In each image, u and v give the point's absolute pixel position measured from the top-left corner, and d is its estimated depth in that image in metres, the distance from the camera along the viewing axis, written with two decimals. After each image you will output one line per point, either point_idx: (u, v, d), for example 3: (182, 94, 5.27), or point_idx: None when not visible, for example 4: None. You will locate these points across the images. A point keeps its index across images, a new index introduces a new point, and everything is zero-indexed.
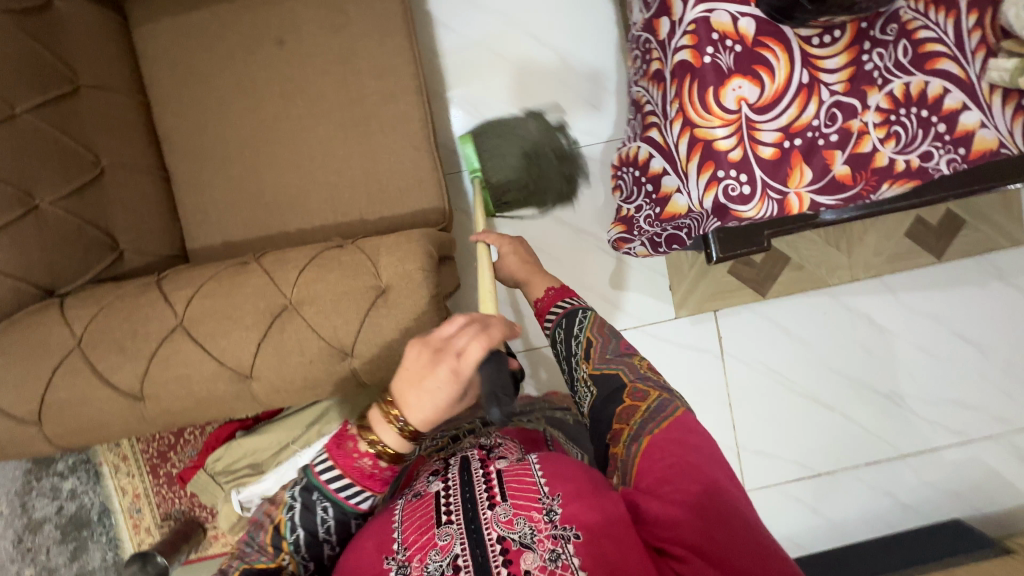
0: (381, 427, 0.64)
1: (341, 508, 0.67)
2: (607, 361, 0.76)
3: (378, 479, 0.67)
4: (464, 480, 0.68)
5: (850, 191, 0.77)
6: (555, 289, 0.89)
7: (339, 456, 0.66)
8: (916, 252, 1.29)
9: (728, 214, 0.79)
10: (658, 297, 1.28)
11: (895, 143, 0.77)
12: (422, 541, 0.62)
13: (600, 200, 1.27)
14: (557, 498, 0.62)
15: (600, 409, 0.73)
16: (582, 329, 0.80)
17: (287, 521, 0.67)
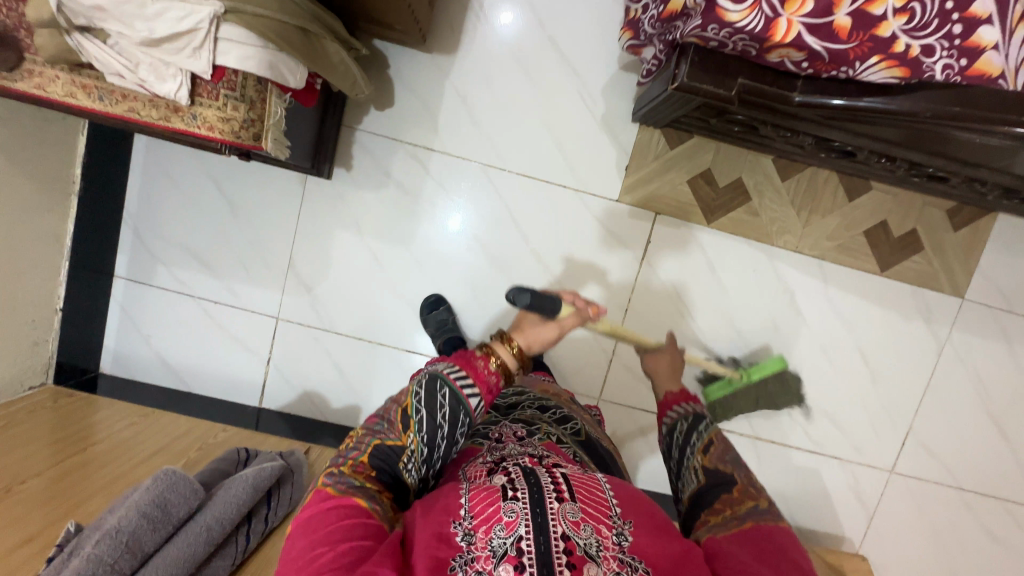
0: (500, 347, 0.72)
1: (461, 407, 0.67)
2: (723, 458, 0.74)
3: (486, 384, 0.70)
4: (529, 472, 0.61)
5: (838, 46, 0.71)
6: (676, 395, 0.88)
7: (466, 365, 0.70)
8: (864, 253, 1.26)
9: (712, 12, 0.71)
10: (610, 172, 1.22)
11: (906, 21, 0.69)
12: (488, 512, 0.56)
13: (603, 45, 1.17)
14: (629, 523, 0.59)
15: (702, 497, 0.70)
16: (708, 429, 0.79)
17: (415, 406, 0.67)
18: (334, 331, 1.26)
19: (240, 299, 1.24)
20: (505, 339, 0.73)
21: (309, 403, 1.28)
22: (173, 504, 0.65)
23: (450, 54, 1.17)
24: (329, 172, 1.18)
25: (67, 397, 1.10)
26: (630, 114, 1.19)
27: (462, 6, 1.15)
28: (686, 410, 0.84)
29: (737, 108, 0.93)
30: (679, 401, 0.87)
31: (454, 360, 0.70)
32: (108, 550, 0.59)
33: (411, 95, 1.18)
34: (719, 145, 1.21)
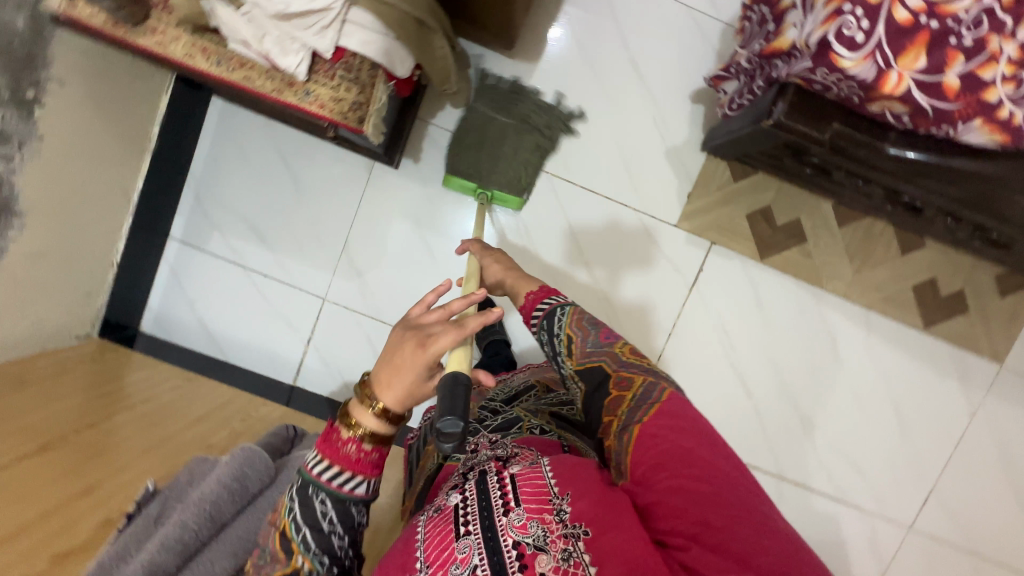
0: (362, 414, 0.56)
1: (347, 500, 0.56)
2: (588, 354, 0.65)
3: (366, 465, 0.56)
4: (480, 488, 0.59)
5: (945, 105, 0.73)
6: (544, 288, 0.75)
7: (327, 448, 0.57)
8: (910, 308, 1.27)
9: (825, 56, 0.73)
10: (672, 197, 1.23)
11: (1014, 89, 0.72)
12: (443, 556, 0.55)
13: (683, 73, 1.19)
14: (567, 496, 0.54)
15: (590, 406, 0.63)
16: (563, 325, 0.68)
17: (291, 522, 0.56)
18: (378, 319, 1.26)
19: (290, 276, 1.24)
20: (364, 397, 0.56)
21: (343, 388, 1.27)
22: (249, 479, 0.64)
23: (532, 62, 1.18)
24: (397, 162, 1.19)
25: (112, 352, 1.09)
26: (699, 144, 1.20)
27: (550, 18, 1.17)
28: (545, 308, 0.71)
29: (823, 153, 0.93)
30: (541, 299, 0.73)
31: (316, 451, 0.57)
32: (190, 520, 0.58)
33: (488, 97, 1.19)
34: (782, 184, 1.22)
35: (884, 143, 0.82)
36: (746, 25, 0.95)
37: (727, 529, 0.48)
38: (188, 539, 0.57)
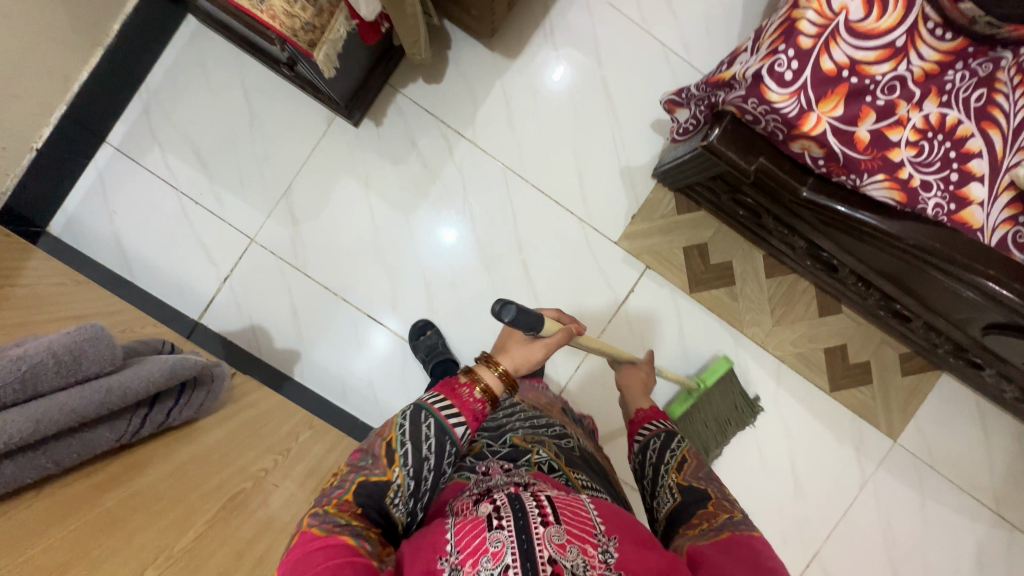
0: (484, 370, 0.71)
1: (448, 436, 0.65)
2: (699, 478, 0.72)
3: (471, 411, 0.68)
4: (514, 497, 0.54)
5: (854, 155, 0.79)
6: (651, 410, 0.89)
7: (450, 394, 0.68)
8: (820, 369, 1.32)
9: (757, 87, 0.79)
10: (617, 214, 1.27)
11: (914, 154, 0.79)
12: (475, 547, 0.50)
13: (648, 101, 1.26)
14: (614, 539, 0.52)
15: (678, 513, 0.67)
16: (680, 448, 0.78)
17: (398, 437, 0.64)
18: (302, 272, 1.22)
19: (223, 208, 1.20)
20: (487, 360, 0.73)
21: (249, 334, 1.21)
22: (88, 354, 0.59)
23: (510, 58, 1.23)
24: (358, 120, 1.20)
25: (5, 235, 1.01)
26: (651, 170, 1.26)
27: (535, 23, 1.23)
28: (655, 428, 0.84)
29: (753, 189, 1.00)
30: (650, 419, 0.87)
31: (436, 389, 0.69)
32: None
33: (462, 80, 1.22)
34: (722, 225, 1.28)
35: (796, 186, 0.86)
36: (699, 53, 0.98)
37: None
38: None
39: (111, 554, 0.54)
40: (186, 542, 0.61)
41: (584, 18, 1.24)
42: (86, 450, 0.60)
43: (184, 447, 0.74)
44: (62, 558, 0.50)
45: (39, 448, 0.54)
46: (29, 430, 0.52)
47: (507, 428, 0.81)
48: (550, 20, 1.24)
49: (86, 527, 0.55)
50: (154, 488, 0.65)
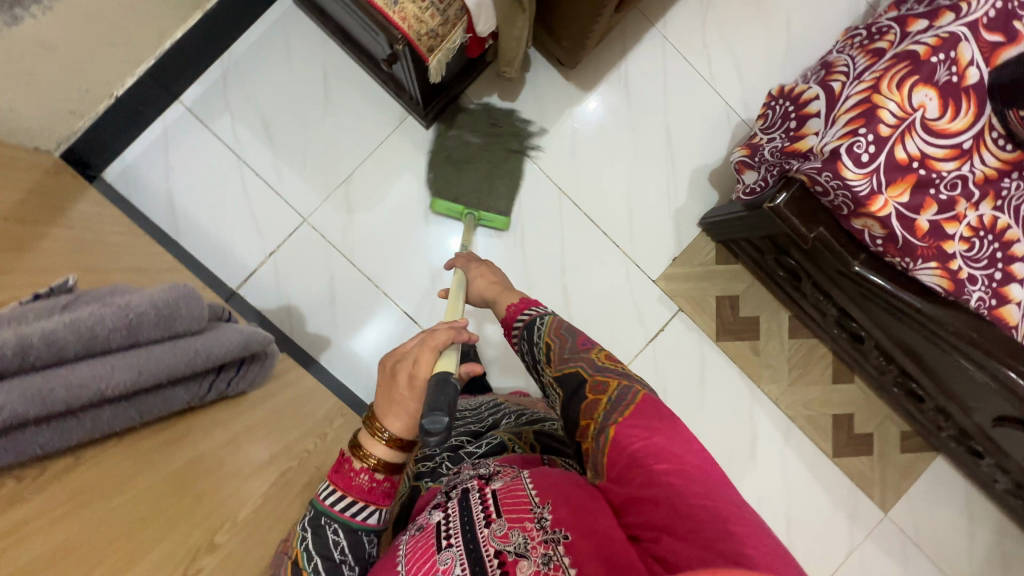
0: (371, 444, 0.62)
1: (359, 531, 0.63)
2: (566, 360, 0.70)
3: (378, 493, 0.63)
4: (461, 505, 0.61)
5: (913, 240, 0.84)
6: (517, 304, 0.83)
7: (338, 479, 0.63)
8: (825, 433, 1.37)
9: (834, 163, 0.84)
10: (659, 254, 1.31)
11: (966, 248, 0.85)
12: (426, 567, 0.56)
13: (705, 153, 1.31)
14: (547, 505, 0.57)
15: (568, 412, 0.68)
16: (542, 334, 0.75)
17: (303, 553, 0.61)
18: (348, 260, 1.23)
19: (280, 184, 1.21)
20: (372, 429, 0.62)
21: (283, 312, 1.21)
22: (184, 313, 0.59)
23: (582, 90, 1.28)
24: (429, 122, 1.22)
25: (67, 176, 1.01)
26: (697, 218, 1.31)
27: (612, 62, 1.29)
28: (528, 316, 0.79)
29: (802, 254, 1.05)
30: (519, 314, 0.81)
31: (329, 481, 0.63)
32: (112, 315, 0.51)
33: (533, 102, 1.27)
34: (755, 281, 1.33)
35: (849, 260, 0.92)
36: (768, 112, 1.01)
37: (680, 502, 0.53)
38: (102, 331, 0.50)
39: (187, 516, 0.56)
40: (247, 514, 0.64)
41: (657, 64, 1.30)
42: (163, 406, 0.59)
43: (239, 417, 0.74)
44: (152, 506, 0.53)
45: (131, 399, 0.54)
46: (132, 380, 0.52)
47: (494, 427, 0.88)
48: (625, 61, 1.29)
49: (166, 484, 0.56)
50: (215, 455, 0.65)
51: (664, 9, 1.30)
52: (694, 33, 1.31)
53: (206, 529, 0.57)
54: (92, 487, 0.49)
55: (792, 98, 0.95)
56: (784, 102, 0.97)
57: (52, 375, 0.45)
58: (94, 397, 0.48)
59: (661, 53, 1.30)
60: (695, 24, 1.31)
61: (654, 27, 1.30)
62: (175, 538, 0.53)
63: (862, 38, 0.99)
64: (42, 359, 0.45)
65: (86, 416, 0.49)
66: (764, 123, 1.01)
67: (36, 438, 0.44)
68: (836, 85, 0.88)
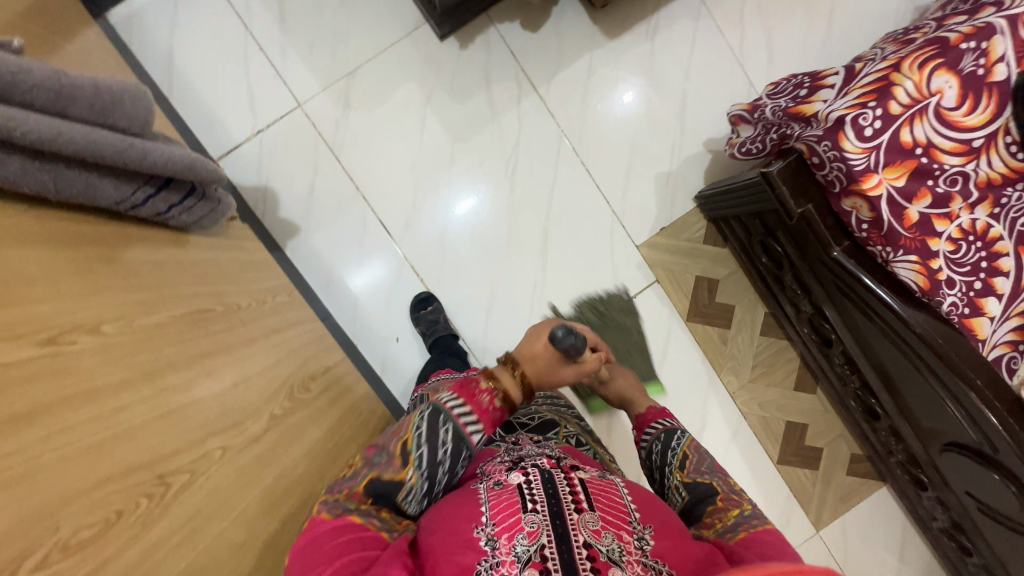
0: (504, 372, 0.62)
1: (462, 441, 0.58)
2: (703, 472, 0.69)
3: (489, 419, 0.60)
4: (546, 477, 0.58)
5: (898, 229, 0.81)
6: (656, 410, 0.82)
7: (462, 390, 0.60)
8: (775, 438, 1.34)
9: (836, 132, 0.81)
10: (648, 221, 1.28)
11: (950, 250, 0.81)
12: (510, 521, 0.53)
13: (717, 129, 1.27)
14: (647, 529, 0.56)
15: (688, 513, 0.66)
16: (681, 445, 0.73)
17: (413, 438, 0.57)
18: (334, 156, 1.21)
19: (283, 65, 1.19)
20: (507, 360, 0.63)
21: (259, 194, 1.19)
22: (121, 110, 0.58)
23: (607, 38, 1.24)
24: (444, 34, 1.19)
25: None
26: (694, 193, 1.27)
27: (643, 15, 1.25)
28: (659, 426, 0.78)
29: (788, 238, 1.02)
30: (654, 420, 0.80)
31: (453, 388, 0.60)
32: (38, 72, 0.50)
33: (554, 39, 1.23)
34: (739, 269, 1.29)
35: (829, 245, 0.89)
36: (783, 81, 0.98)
37: None
38: (23, 84, 0.49)
39: (69, 295, 0.51)
40: (147, 323, 0.58)
41: (690, 28, 1.26)
42: (83, 195, 0.56)
43: (169, 249, 0.72)
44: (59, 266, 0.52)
45: (46, 165, 0.51)
46: (52, 138, 0.49)
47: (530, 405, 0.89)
48: (657, 18, 1.25)
49: (66, 263, 0.53)
50: (138, 268, 0.63)
51: None
52: (734, 5, 1.26)
53: (90, 316, 0.51)
54: None
55: (812, 76, 0.93)
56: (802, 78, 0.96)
57: None
58: (1, 137, 0.45)
59: (695, 17, 1.26)
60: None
61: None
62: (48, 308, 0.47)
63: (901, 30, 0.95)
64: None
65: None
66: (772, 91, 0.99)
67: None
68: (859, 65, 0.86)
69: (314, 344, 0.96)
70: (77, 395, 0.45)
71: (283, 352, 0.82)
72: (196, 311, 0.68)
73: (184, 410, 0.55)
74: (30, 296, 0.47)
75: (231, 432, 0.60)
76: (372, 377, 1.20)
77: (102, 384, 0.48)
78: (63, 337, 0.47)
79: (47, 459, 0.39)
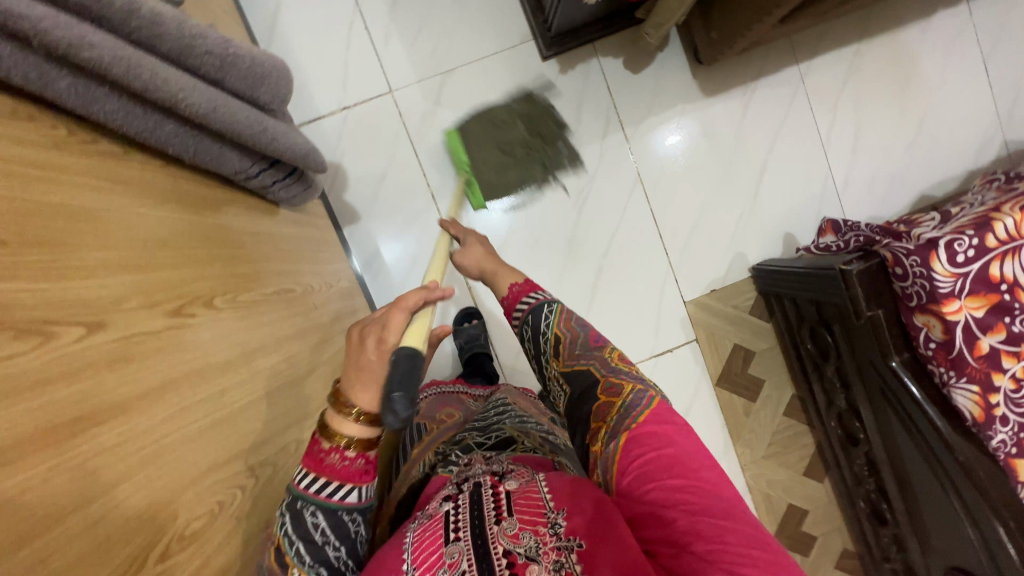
0: (345, 423, 0.48)
1: (336, 510, 0.49)
2: (576, 356, 0.67)
3: (356, 471, 0.50)
4: (472, 497, 0.53)
5: (967, 357, 0.82)
6: (518, 287, 0.77)
7: (312, 466, 0.49)
8: (774, 517, 1.35)
9: (928, 250, 0.81)
10: (702, 280, 1.28)
11: (1012, 388, 0.82)
12: (429, 560, 0.48)
13: (789, 207, 1.28)
14: (563, 510, 0.49)
15: (578, 416, 0.64)
16: (552, 322, 0.71)
17: (282, 531, 0.49)
18: (413, 149, 1.20)
19: (383, 48, 1.18)
20: (336, 410, 0.49)
21: (331, 169, 1.19)
22: (270, 86, 0.57)
23: (703, 94, 1.24)
24: (549, 55, 1.19)
25: None
26: (752, 264, 1.28)
27: (743, 79, 1.25)
28: (533, 299, 0.74)
29: (843, 332, 1.03)
30: (525, 293, 0.76)
31: (300, 463, 0.50)
32: (214, 40, 0.50)
33: (653, 84, 1.23)
34: (778, 346, 1.30)
35: (889, 354, 0.90)
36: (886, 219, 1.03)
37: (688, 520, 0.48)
38: (198, 48, 0.48)
39: (192, 262, 0.50)
40: (247, 300, 0.58)
41: (785, 103, 1.26)
42: (213, 162, 0.56)
43: (265, 220, 0.71)
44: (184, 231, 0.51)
45: (193, 131, 0.51)
46: (206, 110, 0.49)
47: (497, 421, 0.79)
48: (756, 85, 1.25)
49: (190, 228, 0.52)
50: (240, 237, 0.63)
51: (817, 52, 1.25)
52: (833, 90, 1.27)
53: (205, 288, 0.50)
54: (125, 181, 0.45)
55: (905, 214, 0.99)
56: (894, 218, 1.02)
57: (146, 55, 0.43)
58: (166, 102, 0.45)
59: (793, 93, 1.26)
60: (838, 80, 1.26)
61: (799, 65, 1.25)
62: (176, 275, 0.47)
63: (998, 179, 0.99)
64: (141, 32, 0.44)
65: (150, 117, 0.46)
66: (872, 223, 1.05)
67: (102, 101, 0.42)
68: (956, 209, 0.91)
69: None
70: (194, 372, 0.44)
71: (344, 339, 0.82)
72: (280, 290, 0.67)
73: (269, 397, 0.54)
74: (164, 263, 0.46)
75: (303, 424, 0.59)
76: None
77: (212, 363, 0.47)
78: (185, 309, 0.46)
79: (169, 442, 0.38)
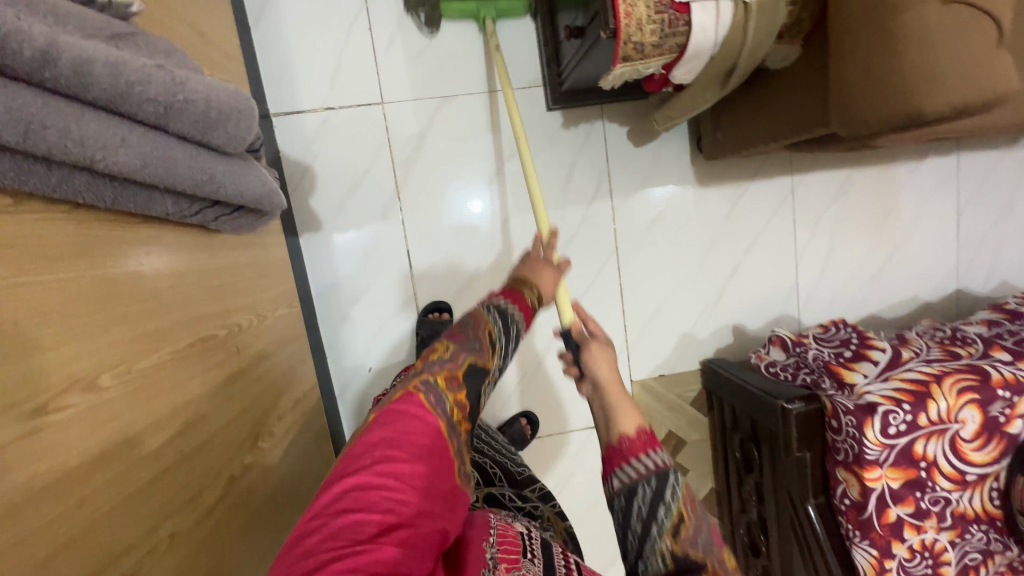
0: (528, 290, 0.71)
1: (514, 325, 0.66)
2: (695, 543, 0.54)
3: (527, 314, 0.69)
4: (546, 547, 0.56)
5: (873, 522, 0.85)
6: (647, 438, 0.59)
7: (512, 299, 0.68)
8: None
9: (865, 415, 0.83)
10: (652, 363, 1.28)
11: (906, 558, 0.86)
12: (511, 554, 0.51)
13: (748, 310, 1.29)
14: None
15: None
16: (674, 500, 0.55)
17: (496, 335, 0.63)
18: (393, 169, 1.13)
19: (384, 55, 1.09)
20: (529, 294, 0.71)
21: (299, 169, 1.10)
22: (227, 129, 0.49)
23: (696, 183, 1.23)
24: (554, 107, 1.14)
25: None
26: (703, 357, 1.29)
27: (737, 178, 1.24)
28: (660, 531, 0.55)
29: (770, 456, 1.04)
30: (641, 449, 0.58)
31: (501, 296, 0.68)
32: (160, 84, 0.42)
33: (650, 163, 1.20)
34: (709, 440, 1.32)
35: (807, 498, 0.92)
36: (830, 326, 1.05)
37: None
38: (138, 97, 0.41)
39: (82, 335, 0.43)
40: (147, 366, 0.51)
41: (771, 209, 1.26)
42: (141, 207, 0.49)
43: (200, 254, 0.64)
44: (75, 295, 0.43)
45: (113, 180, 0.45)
46: (133, 168, 0.43)
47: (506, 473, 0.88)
48: (748, 186, 1.25)
49: (89, 290, 0.45)
50: (158, 285, 0.55)
51: (811, 169, 1.26)
52: (818, 207, 1.28)
53: (91, 366, 0.44)
54: (9, 246, 0.38)
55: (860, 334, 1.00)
56: (850, 332, 1.01)
57: (53, 106, 0.36)
58: (79, 162, 0.39)
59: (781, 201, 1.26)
60: (825, 200, 1.28)
61: (793, 176, 1.26)
62: (53, 357, 0.40)
63: (941, 334, 1.01)
64: (59, 82, 0.36)
65: (54, 173, 0.39)
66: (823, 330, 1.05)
67: None
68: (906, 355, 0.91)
69: (293, 370, 0.88)
70: (45, 486, 0.38)
71: (260, 385, 0.75)
72: (197, 341, 0.60)
73: (149, 488, 0.48)
74: (33, 346, 0.39)
75: (185, 509, 0.53)
76: (328, 395, 1.15)
77: (76, 465, 0.41)
78: (55, 402, 0.40)
79: None
